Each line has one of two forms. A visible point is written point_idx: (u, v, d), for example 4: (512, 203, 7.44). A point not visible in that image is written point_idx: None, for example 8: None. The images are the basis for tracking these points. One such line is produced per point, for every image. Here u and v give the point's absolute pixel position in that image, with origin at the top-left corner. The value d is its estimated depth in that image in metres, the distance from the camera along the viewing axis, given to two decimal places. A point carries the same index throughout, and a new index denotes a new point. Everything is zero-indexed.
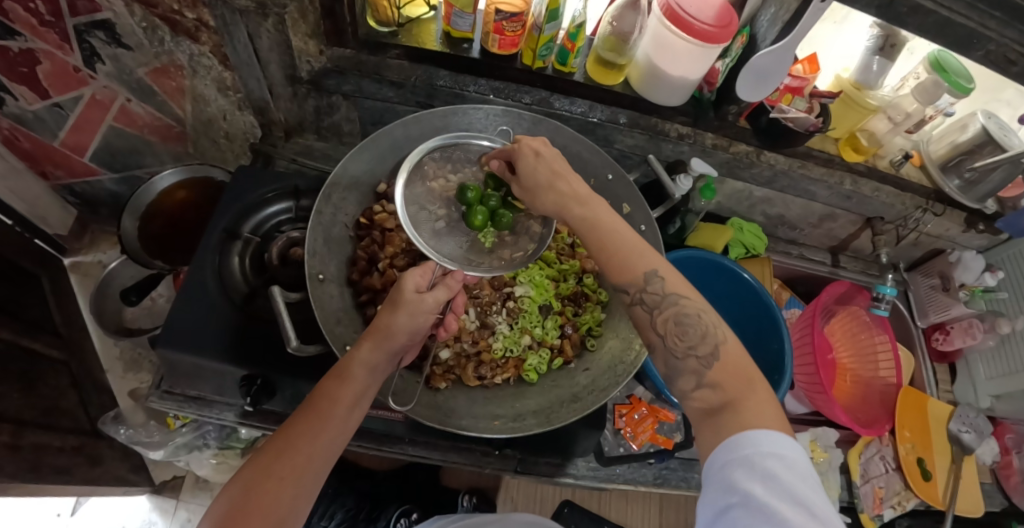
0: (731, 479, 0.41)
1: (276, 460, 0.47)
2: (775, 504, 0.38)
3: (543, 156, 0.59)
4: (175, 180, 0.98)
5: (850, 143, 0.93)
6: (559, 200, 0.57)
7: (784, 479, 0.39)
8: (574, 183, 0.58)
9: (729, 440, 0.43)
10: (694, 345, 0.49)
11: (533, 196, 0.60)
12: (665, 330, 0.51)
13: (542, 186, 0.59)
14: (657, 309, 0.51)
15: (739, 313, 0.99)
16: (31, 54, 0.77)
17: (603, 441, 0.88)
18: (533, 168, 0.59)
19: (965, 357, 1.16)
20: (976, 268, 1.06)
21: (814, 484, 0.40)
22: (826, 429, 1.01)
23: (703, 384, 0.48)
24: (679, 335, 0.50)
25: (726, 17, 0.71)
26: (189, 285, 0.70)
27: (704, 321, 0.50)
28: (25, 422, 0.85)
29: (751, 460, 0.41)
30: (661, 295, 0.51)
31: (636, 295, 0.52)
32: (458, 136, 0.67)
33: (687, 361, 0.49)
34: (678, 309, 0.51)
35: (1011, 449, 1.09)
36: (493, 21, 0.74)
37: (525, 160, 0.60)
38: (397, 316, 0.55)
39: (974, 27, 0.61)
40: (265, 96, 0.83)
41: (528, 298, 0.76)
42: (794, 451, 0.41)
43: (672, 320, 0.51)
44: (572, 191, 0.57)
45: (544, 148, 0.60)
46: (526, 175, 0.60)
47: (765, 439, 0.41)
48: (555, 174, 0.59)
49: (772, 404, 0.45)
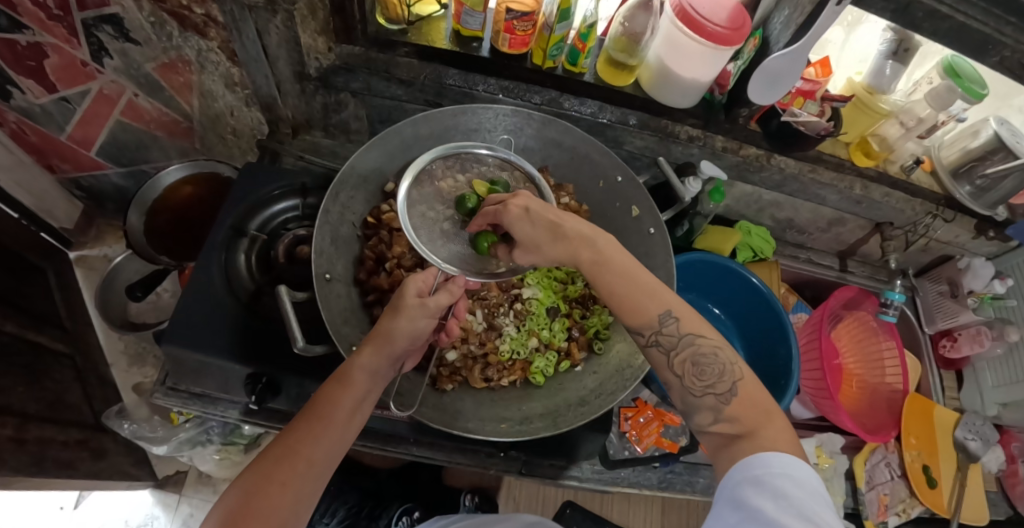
0: (742, 496, 0.41)
1: (277, 465, 0.46)
2: (783, 519, 0.37)
3: (534, 211, 0.55)
4: (181, 176, 0.97)
5: (861, 147, 0.92)
6: (569, 248, 0.53)
7: (795, 497, 0.38)
8: (575, 224, 0.54)
9: (741, 461, 0.43)
10: (711, 384, 0.49)
11: (536, 252, 0.56)
12: (682, 370, 0.50)
13: (545, 241, 0.55)
14: (673, 350, 0.51)
15: (747, 317, 0.98)
16: (39, 47, 0.77)
17: (608, 444, 0.88)
18: (530, 228, 0.55)
19: (973, 365, 1.15)
20: (986, 276, 1.06)
21: (826, 506, 0.39)
22: (832, 435, 1.01)
23: (720, 419, 0.47)
24: (695, 375, 0.49)
25: (739, 20, 0.70)
26: (195, 281, 0.70)
27: (721, 359, 0.49)
28: (30, 416, 0.85)
29: (762, 478, 0.41)
30: (676, 336, 0.50)
31: (650, 338, 0.51)
32: (457, 146, 0.66)
33: (705, 397, 0.49)
34: (694, 350, 0.50)
35: (1016, 457, 1.08)
36: (504, 20, 0.73)
37: (517, 221, 0.56)
38: (398, 321, 0.54)
39: (989, 33, 0.61)
40: (273, 93, 0.82)
41: (536, 301, 0.75)
42: (806, 474, 0.41)
43: (689, 360, 0.50)
44: (575, 238, 0.53)
45: (530, 201, 0.56)
46: (525, 237, 0.55)
47: (777, 460, 0.41)
48: (553, 226, 0.54)
49: (790, 436, 0.44)
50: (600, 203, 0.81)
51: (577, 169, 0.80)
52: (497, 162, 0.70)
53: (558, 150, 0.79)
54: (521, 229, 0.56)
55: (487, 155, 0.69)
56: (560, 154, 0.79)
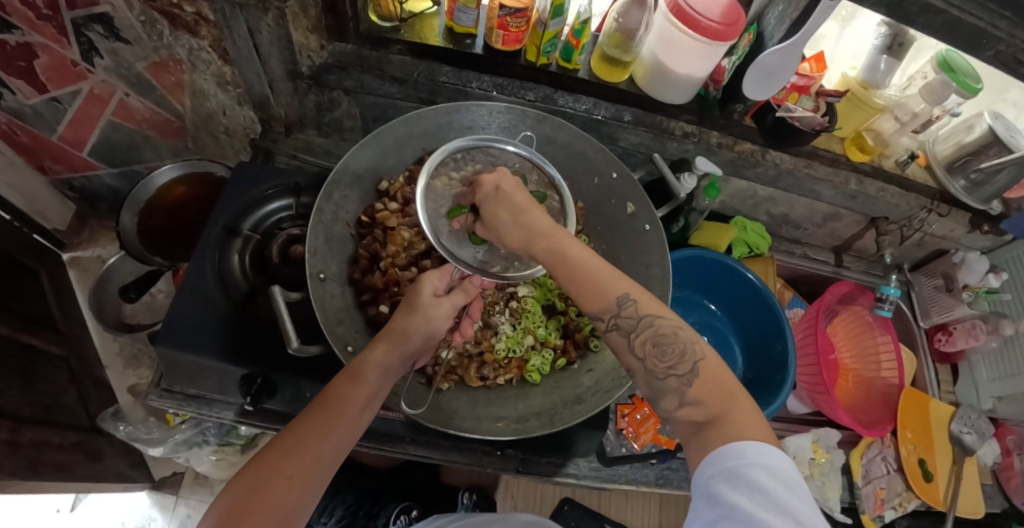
0: (717, 491, 0.40)
1: (284, 458, 0.47)
2: (759, 513, 0.37)
3: (505, 191, 0.54)
4: (174, 176, 0.96)
5: (855, 142, 0.92)
6: (529, 234, 0.53)
7: (770, 489, 0.38)
8: (539, 215, 0.53)
9: (713, 452, 0.43)
10: (674, 365, 0.48)
11: (499, 232, 0.55)
12: (643, 352, 0.50)
13: (508, 223, 0.54)
14: (633, 332, 0.50)
15: (743, 313, 0.99)
16: (29, 47, 0.76)
17: (605, 441, 0.88)
18: (495, 207, 0.54)
19: (968, 359, 1.15)
20: (980, 270, 1.05)
21: (799, 492, 0.39)
22: (829, 430, 1.01)
23: (685, 403, 0.47)
24: (657, 356, 0.49)
25: (733, 16, 0.70)
26: (188, 281, 0.70)
27: (681, 338, 0.49)
28: (24, 419, 0.85)
29: (737, 471, 0.40)
30: (636, 318, 0.50)
31: (610, 322, 0.50)
32: (483, 138, 0.65)
33: (668, 380, 0.48)
34: (654, 330, 0.49)
35: (1012, 451, 1.09)
36: (497, 16, 0.73)
37: (487, 199, 0.55)
38: (414, 318, 0.55)
39: (983, 27, 0.60)
40: (265, 92, 0.82)
41: (531, 299, 0.76)
42: (779, 460, 0.41)
43: (649, 341, 0.49)
44: (538, 224, 0.53)
45: (505, 181, 0.56)
46: (489, 216, 0.55)
47: (750, 450, 0.41)
48: (520, 209, 0.53)
49: (756, 418, 0.44)
50: (595, 199, 0.81)
51: (572, 166, 0.79)
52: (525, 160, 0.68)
53: (553, 147, 0.78)
54: (488, 207, 0.55)
55: (512, 152, 0.68)
56: (554, 151, 0.79)
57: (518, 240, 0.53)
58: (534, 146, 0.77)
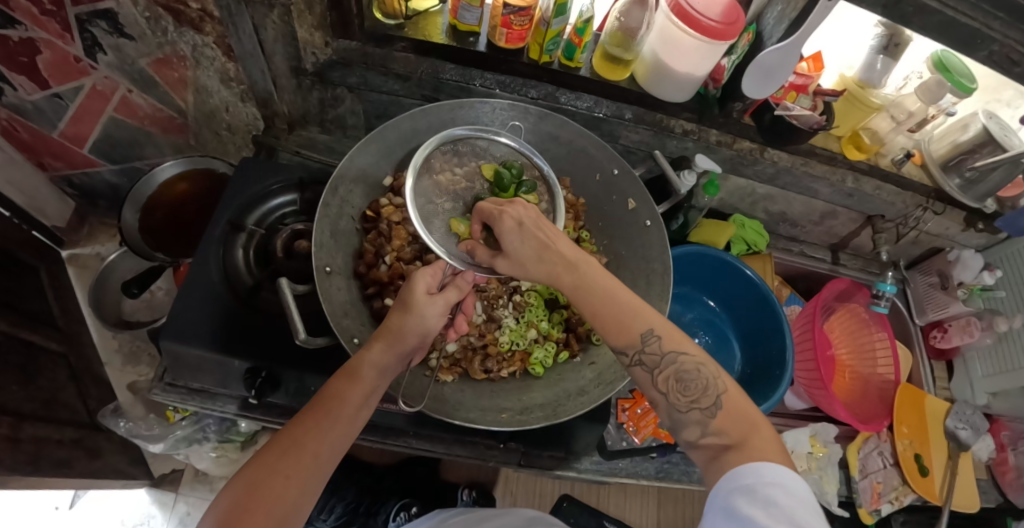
0: (734, 505, 0.41)
1: (282, 457, 0.47)
2: (773, 526, 0.38)
3: (527, 226, 0.54)
4: (177, 172, 0.96)
5: (852, 140, 0.94)
6: (553, 270, 0.53)
7: (786, 507, 0.39)
8: (563, 248, 0.54)
9: (733, 470, 0.44)
10: (697, 398, 0.49)
11: (521, 267, 0.54)
12: (666, 387, 0.51)
13: (531, 258, 0.54)
14: (657, 368, 0.51)
15: (739, 309, 1.00)
16: (31, 43, 0.77)
17: (606, 435, 0.90)
18: (519, 242, 0.53)
19: (963, 355, 1.17)
20: (975, 267, 1.08)
21: (817, 515, 0.40)
22: (825, 424, 1.02)
23: (708, 433, 0.48)
24: (680, 390, 0.50)
25: (732, 15, 0.71)
26: (193, 276, 0.70)
27: (704, 374, 0.50)
28: (24, 415, 0.84)
29: (755, 487, 0.41)
30: (659, 355, 0.51)
31: (634, 357, 0.51)
32: (473, 131, 0.67)
33: (691, 412, 0.49)
34: (677, 367, 0.50)
35: (1006, 446, 1.12)
36: (500, 15, 0.74)
37: (510, 234, 0.54)
38: (409, 318, 0.56)
39: (978, 27, 0.62)
40: (269, 88, 0.83)
41: (535, 292, 0.77)
42: (797, 483, 0.42)
43: (673, 377, 0.51)
44: (565, 256, 0.53)
45: (526, 216, 0.55)
46: (512, 250, 0.54)
47: (768, 469, 0.42)
48: (543, 244, 0.53)
49: (777, 446, 0.45)
50: (597, 196, 0.81)
51: (574, 163, 0.80)
52: (515, 154, 0.70)
53: (555, 144, 0.79)
54: (509, 240, 0.54)
55: (504, 142, 0.69)
56: (556, 148, 0.80)
57: (542, 275, 0.54)
58: (520, 136, 0.78)
